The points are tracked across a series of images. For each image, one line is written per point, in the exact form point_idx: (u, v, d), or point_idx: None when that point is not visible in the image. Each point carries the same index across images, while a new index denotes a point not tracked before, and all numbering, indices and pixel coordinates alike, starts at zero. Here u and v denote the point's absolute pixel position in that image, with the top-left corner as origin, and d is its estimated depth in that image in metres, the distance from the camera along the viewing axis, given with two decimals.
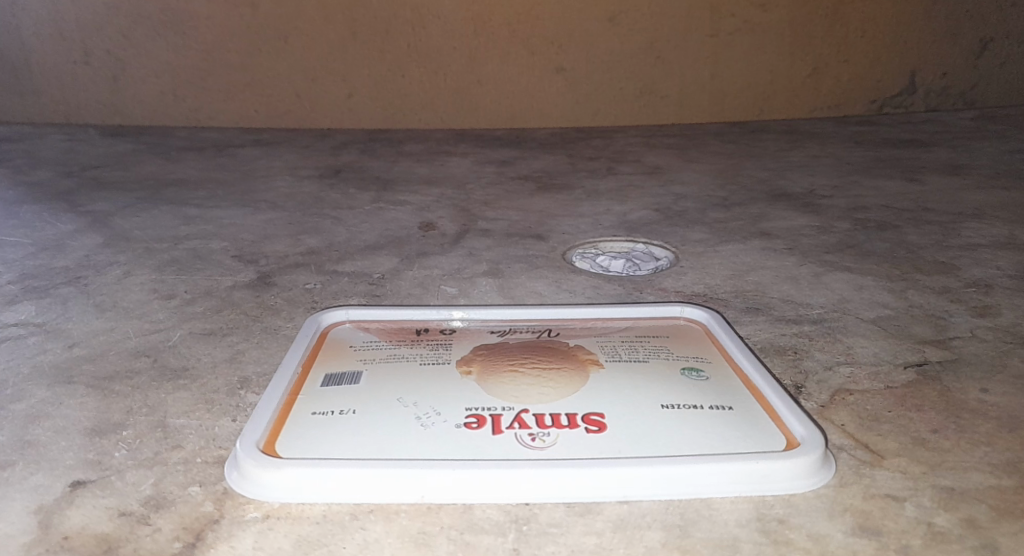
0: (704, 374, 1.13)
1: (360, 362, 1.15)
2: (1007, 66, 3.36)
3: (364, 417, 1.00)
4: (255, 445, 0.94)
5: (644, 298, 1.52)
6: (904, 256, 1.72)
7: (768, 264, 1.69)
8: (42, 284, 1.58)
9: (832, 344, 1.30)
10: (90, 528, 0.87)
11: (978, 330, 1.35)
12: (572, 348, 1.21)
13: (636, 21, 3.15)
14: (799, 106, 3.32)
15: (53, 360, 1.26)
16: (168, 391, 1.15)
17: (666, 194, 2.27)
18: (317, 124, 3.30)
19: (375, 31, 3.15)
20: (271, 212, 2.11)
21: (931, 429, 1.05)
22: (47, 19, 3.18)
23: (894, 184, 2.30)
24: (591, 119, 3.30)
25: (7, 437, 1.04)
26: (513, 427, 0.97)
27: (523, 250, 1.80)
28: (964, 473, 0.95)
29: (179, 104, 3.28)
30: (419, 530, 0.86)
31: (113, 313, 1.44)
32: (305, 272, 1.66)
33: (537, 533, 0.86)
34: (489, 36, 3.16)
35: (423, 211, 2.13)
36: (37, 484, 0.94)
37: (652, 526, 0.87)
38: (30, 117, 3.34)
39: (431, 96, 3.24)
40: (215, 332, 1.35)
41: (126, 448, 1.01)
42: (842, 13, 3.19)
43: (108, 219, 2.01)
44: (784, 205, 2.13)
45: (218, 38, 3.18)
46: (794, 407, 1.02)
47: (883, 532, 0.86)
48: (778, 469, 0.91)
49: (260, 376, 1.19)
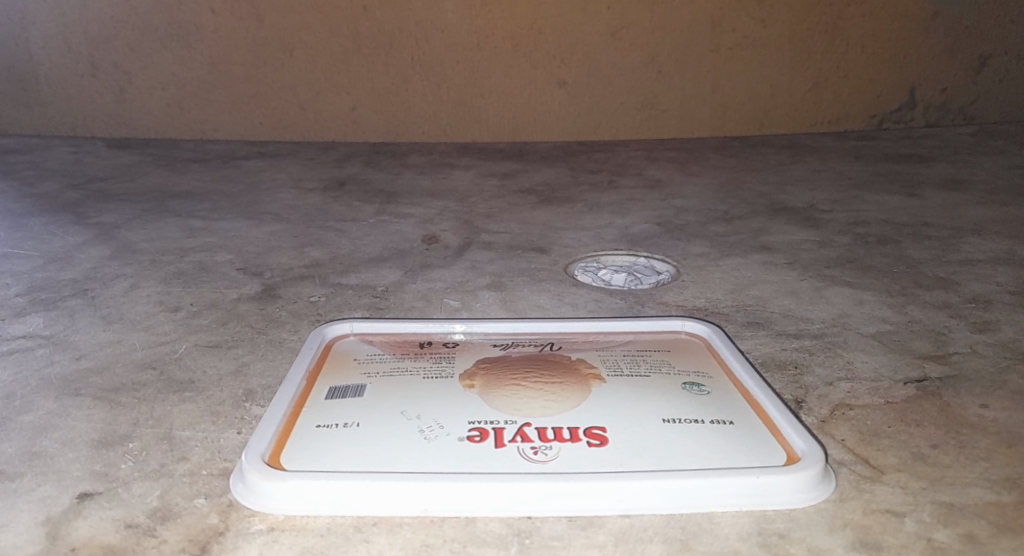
0: (705, 388, 1.14)
1: (364, 375, 1.16)
2: (1007, 81, 3.37)
3: (369, 429, 1.01)
4: (259, 457, 0.95)
5: (645, 311, 1.54)
6: (904, 270, 1.73)
7: (769, 278, 1.70)
8: (50, 296, 1.59)
9: (833, 359, 1.31)
10: (97, 539, 0.87)
11: (978, 345, 1.35)
12: (575, 361, 1.21)
13: (637, 36, 3.18)
14: (800, 121, 3.34)
15: (61, 372, 1.27)
16: (173, 403, 1.16)
17: (668, 207, 2.28)
18: (322, 136, 3.32)
19: (379, 45, 3.17)
20: (275, 224, 2.13)
21: (931, 443, 1.06)
22: (56, 31, 3.21)
23: (894, 198, 2.32)
24: (593, 133, 3.32)
25: (15, 448, 1.05)
26: (515, 440, 0.98)
27: (525, 263, 1.82)
28: (964, 488, 0.96)
29: (184, 115, 3.31)
30: (422, 542, 0.87)
31: (119, 325, 1.45)
32: (310, 284, 1.67)
33: (539, 546, 0.87)
34: (493, 50, 3.18)
35: (426, 223, 2.15)
36: (45, 495, 0.95)
37: (654, 540, 0.87)
38: (38, 129, 3.37)
39: (434, 108, 3.27)
40: (220, 344, 1.36)
41: (133, 460, 1.02)
42: (842, 28, 3.21)
43: (115, 231, 2.03)
44: (784, 219, 2.14)
45: (224, 51, 3.21)
46: (792, 420, 1.03)
47: (883, 546, 0.87)
48: (781, 482, 0.92)
49: (264, 389, 1.20)
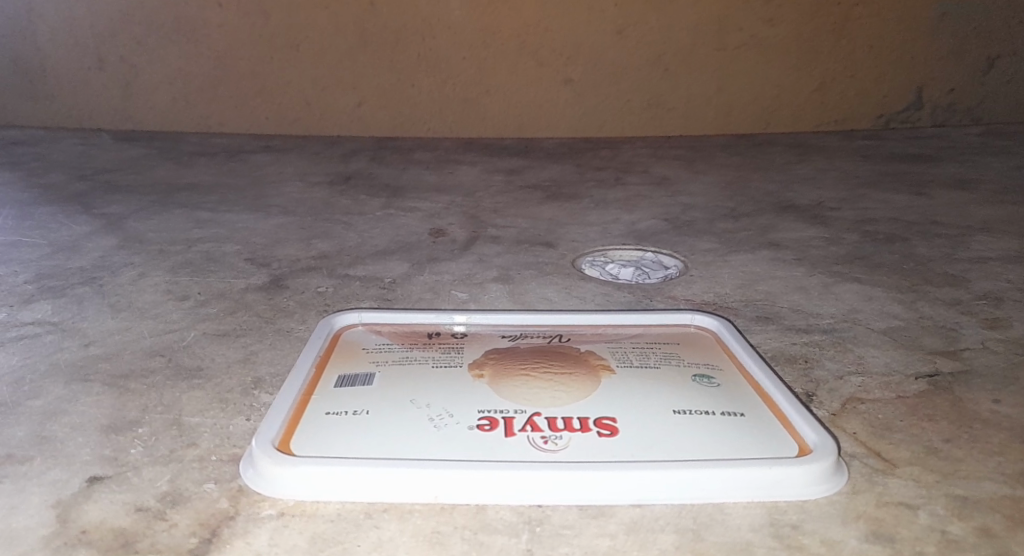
0: (715, 380, 1.13)
1: (372, 365, 1.16)
2: (1015, 82, 3.36)
3: (378, 417, 1.01)
4: (269, 442, 0.94)
5: (653, 305, 1.53)
6: (914, 268, 1.72)
7: (777, 274, 1.70)
8: (57, 284, 1.59)
9: (843, 353, 1.31)
10: (107, 522, 0.87)
11: (989, 341, 1.35)
12: (584, 353, 1.21)
13: (645, 34, 3.17)
14: (807, 120, 3.34)
15: (69, 358, 1.26)
16: (182, 390, 1.16)
17: (675, 204, 2.28)
18: (327, 131, 3.32)
19: (386, 40, 3.17)
20: (282, 216, 2.12)
21: (943, 438, 1.05)
22: (63, 24, 3.21)
23: (902, 197, 2.31)
24: (599, 130, 3.32)
25: (24, 432, 1.05)
26: (525, 430, 0.98)
27: (533, 257, 1.81)
28: (977, 482, 0.96)
29: (190, 109, 3.31)
30: (433, 529, 0.86)
31: (127, 313, 1.45)
32: (318, 275, 1.67)
33: (550, 535, 0.86)
34: (499, 47, 3.18)
35: (433, 217, 2.14)
36: (55, 478, 0.95)
37: (665, 529, 0.87)
38: (44, 121, 3.37)
39: (440, 104, 3.26)
40: (228, 333, 1.36)
41: (143, 445, 1.02)
42: (849, 28, 3.21)
43: (122, 221, 2.03)
44: (793, 217, 2.13)
45: (231, 46, 3.21)
46: (804, 413, 1.02)
47: (897, 538, 0.86)
48: (792, 473, 0.92)
49: (273, 377, 1.20)
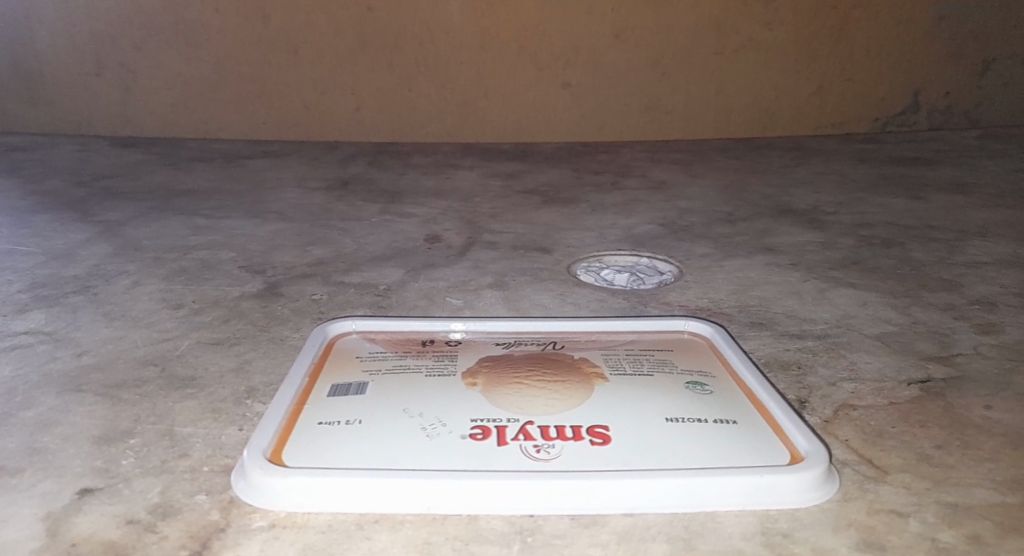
0: (708, 387, 1.13)
1: (366, 373, 1.16)
2: (1011, 84, 3.37)
3: (371, 427, 1.01)
4: (261, 453, 0.94)
5: (648, 311, 1.53)
6: (908, 272, 1.72)
7: (772, 279, 1.70)
8: (52, 292, 1.59)
9: (836, 359, 1.31)
10: (97, 535, 0.87)
11: (982, 347, 1.35)
12: (577, 360, 1.21)
13: (641, 37, 3.18)
14: (804, 123, 3.34)
15: (62, 368, 1.27)
16: (175, 400, 1.16)
17: (671, 208, 2.28)
18: (325, 136, 3.32)
19: (383, 45, 3.18)
20: (278, 223, 2.12)
21: (935, 444, 1.05)
22: (61, 30, 3.22)
23: (898, 200, 2.31)
24: (596, 134, 3.32)
25: (17, 443, 1.05)
26: (518, 438, 0.98)
27: (528, 263, 1.81)
28: (968, 489, 0.96)
29: (188, 114, 3.32)
30: (424, 540, 0.86)
31: (121, 321, 1.45)
32: (313, 283, 1.67)
33: (542, 545, 0.86)
34: (496, 52, 3.18)
35: (429, 223, 2.15)
36: (46, 490, 0.95)
37: (657, 538, 0.87)
38: (41, 127, 3.38)
39: (437, 108, 3.27)
40: (222, 342, 1.36)
41: (134, 456, 1.02)
42: (846, 31, 3.21)
43: (118, 229, 2.03)
44: (788, 221, 2.13)
45: (228, 51, 3.21)
46: (796, 420, 1.02)
47: (887, 547, 0.86)
48: (784, 481, 0.92)
49: (266, 386, 1.20)
